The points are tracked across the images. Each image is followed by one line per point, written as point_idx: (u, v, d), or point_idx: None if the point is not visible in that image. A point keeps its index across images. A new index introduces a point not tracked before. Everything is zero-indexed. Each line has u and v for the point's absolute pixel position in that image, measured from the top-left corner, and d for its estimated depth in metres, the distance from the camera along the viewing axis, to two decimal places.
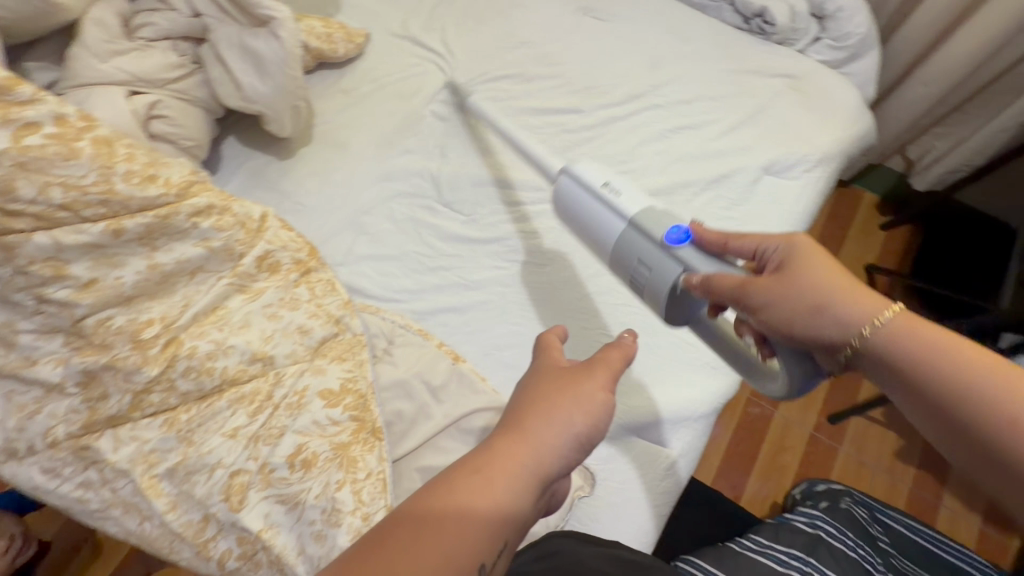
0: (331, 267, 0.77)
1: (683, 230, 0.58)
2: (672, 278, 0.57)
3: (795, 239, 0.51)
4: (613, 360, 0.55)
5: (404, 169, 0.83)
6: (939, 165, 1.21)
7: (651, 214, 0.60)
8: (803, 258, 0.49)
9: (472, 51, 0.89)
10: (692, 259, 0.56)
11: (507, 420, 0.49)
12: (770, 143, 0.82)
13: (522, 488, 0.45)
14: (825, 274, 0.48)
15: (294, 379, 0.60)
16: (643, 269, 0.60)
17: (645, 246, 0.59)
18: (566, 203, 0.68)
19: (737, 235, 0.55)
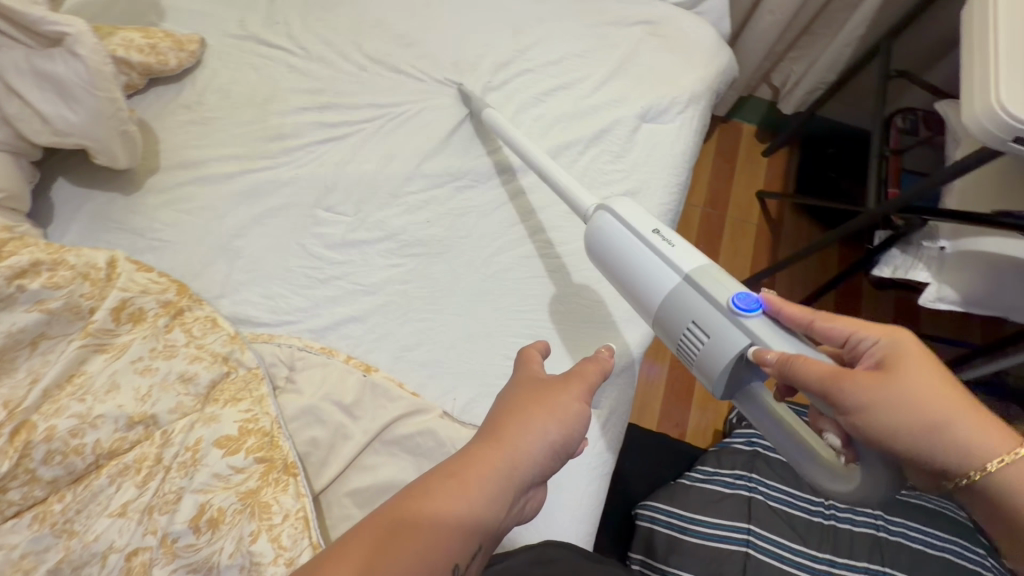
0: (211, 304, 0.73)
1: (752, 300, 0.53)
2: (735, 349, 0.52)
3: (897, 335, 0.48)
4: (589, 374, 0.56)
5: (270, 182, 0.81)
6: (799, 88, 1.24)
7: (713, 273, 0.57)
8: (918, 362, 0.46)
9: (323, 43, 0.92)
10: (767, 333, 0.51)
11: (488, 427, 0.49)
12: (640, 93, 0.89)
13: (500, 489, 0.44)
14: (942, 386, 0.45)
15: (184, 435, 0.60)
16: (699, 332, 0.55)
17: (704, 308, 0.55)
18: (606, 243, 0.65)
19: (825, 316, 0.51)
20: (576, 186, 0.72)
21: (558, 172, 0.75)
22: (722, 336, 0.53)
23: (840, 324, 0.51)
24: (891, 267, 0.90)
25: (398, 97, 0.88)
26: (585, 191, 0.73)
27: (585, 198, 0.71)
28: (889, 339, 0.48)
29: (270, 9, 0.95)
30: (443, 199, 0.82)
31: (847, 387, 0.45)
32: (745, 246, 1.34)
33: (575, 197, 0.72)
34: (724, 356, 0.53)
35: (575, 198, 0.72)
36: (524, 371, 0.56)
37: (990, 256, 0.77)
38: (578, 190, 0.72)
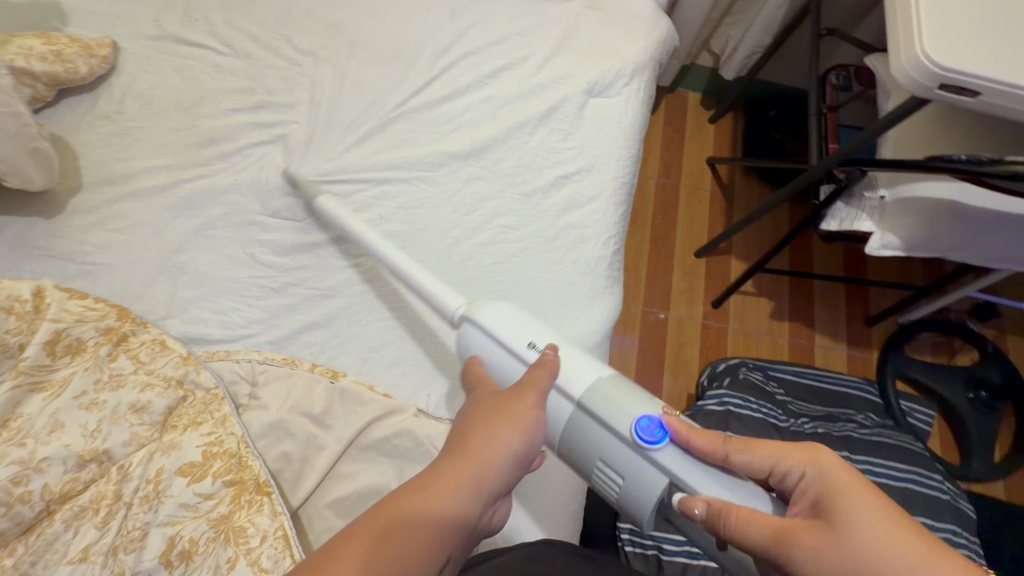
0: (159, 326, 0.68)
1: (658, 427, 0.49)
2: (657, 489, 0.48)
3: (822, 461, 0.42)
4: (541, 380, 0.52)
5: (208, 191, 0.76)
6: (738, 53, 1.25)
7: (601, 393, 0.53)
8: (859, 502, 0.39)
9: (249, 38, 0.87)
10: (684, 470, 0.47)
11: (453, 440, 0.47)
12: (585, 67, 0.88)
13: (469, 501, 0.43)
14: (892, 529, 0.38)
15: (143, 467, 0.56)
16: (611, 471, 0.51)
17: (609, 442, 0.51)
18: (477, 359, 0.61)
19: (740, 446, 0.45)
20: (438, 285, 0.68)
21: (417, 270, 0.69)
22: (640, 476, 0.49)
23: (760, 454, 0.44)
24: (837, 220, 0.92)
25: (337, 90, 0.84)
26: (451, 289, 0.68)
27: (449, 300, 0.66)
28: (816, 473, 0.42)
29: (186, 6, 0.89)
30: (396, 193, 0.79)
31: (793, 556, 0.38)
32: (701, 214, 1.37)
33: (438, 299, 0.67)
34: (647, 496, 0.49)
35: (438, 299, 0.67)
36: (482, 386, 0.53)
37: (926, 203, 0.83)
38: (440, 290, 0.68)
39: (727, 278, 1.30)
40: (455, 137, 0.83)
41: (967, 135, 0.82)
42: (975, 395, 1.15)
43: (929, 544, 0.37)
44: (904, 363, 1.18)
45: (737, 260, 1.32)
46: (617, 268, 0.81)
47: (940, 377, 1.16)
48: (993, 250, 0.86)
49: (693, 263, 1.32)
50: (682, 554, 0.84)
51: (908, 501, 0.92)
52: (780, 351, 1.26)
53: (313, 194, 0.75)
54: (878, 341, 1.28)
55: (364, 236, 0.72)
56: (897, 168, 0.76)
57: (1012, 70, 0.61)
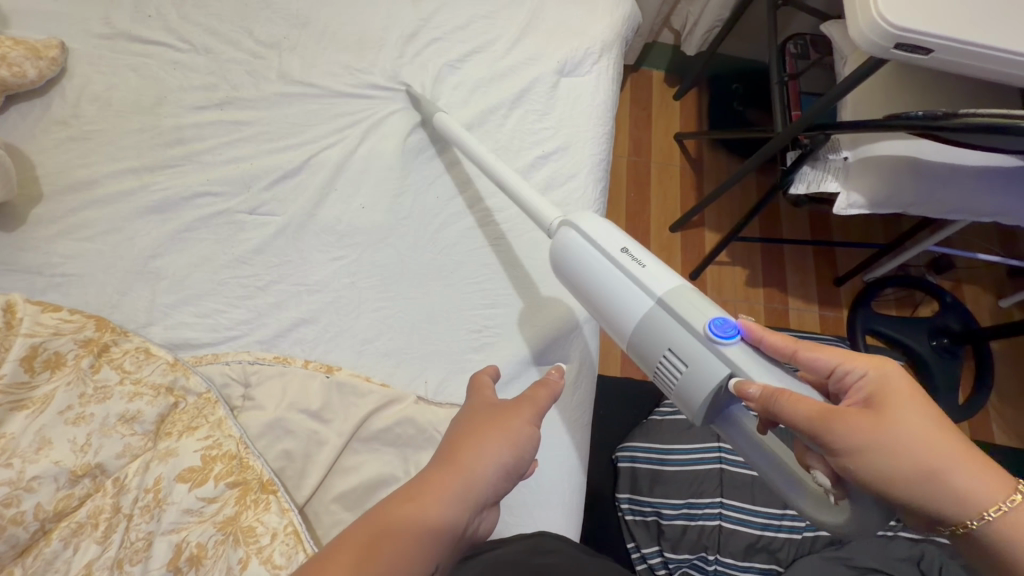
0: (140, 334, 0.66)
1: (730, 325, 0.50)
2: (715, 376, 0.48)
3: (888, 367, 0.44)
4: (542, 398, 0.57)
5: (178, 192, 0.74)
6: (698, 28, 1.26)
7: (680, 296, 0.52)
8: (905, 398, 0.42)
9: (208, 32, 0.84)
10: (748, 361, 0.47)
11: (445, 451, 0.50)
12: (555, 46, 0.89)
13: (458, 508, 0.45)
14: (937, 429, 0.42)
15: (140, 477, 0.55)
16: (675, 361, 0.51)
17: (680, 334, 0.51)
18: (570, 260, 0.60)
19: (809, 346, 0.48)
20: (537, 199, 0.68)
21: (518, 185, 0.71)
22: (702, 366, 0.49)
23: (824, 355, 0.47)
24: (805, 183, 0.94)
25: (305, 81, 0.82)
26: (546, 203, 0.68)
27: (548, 213, 0.66)
28: (880, 376, 0.44)
29: (136, 1, 0.85)
30: (376, 182, 0.78)
31: (839, 432, 0.41)
32: (672, 188, 1.39)
33: (536, 211, 0.67)
34: (704, 385, 0.49)
35: (536, 210, 0.67)
36: (477, 397, 0.57)
37: (883, 159, 0.89)
38: (539, 202, 0.68)
39: (702, 251, 1.34)
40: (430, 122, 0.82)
41: (918, 94, 0.87)
42: (938, 342, 1.21)
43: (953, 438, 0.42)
44: (873, 317, 1.23)
45: (711, 231, 1.35)
46: None
47: (905, 327, 1.23)
48: (948, 203, 0.90)
49: (668, 237, 1.35)
50: (680, 517, 0.86)
51: None
52: (757, 316, 1.31)
53: (431, 111, 0.79)
54: (846, 300, 1.33)
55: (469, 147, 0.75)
56: (860, 128, 0.79)
57: (959, 26, 0.65)
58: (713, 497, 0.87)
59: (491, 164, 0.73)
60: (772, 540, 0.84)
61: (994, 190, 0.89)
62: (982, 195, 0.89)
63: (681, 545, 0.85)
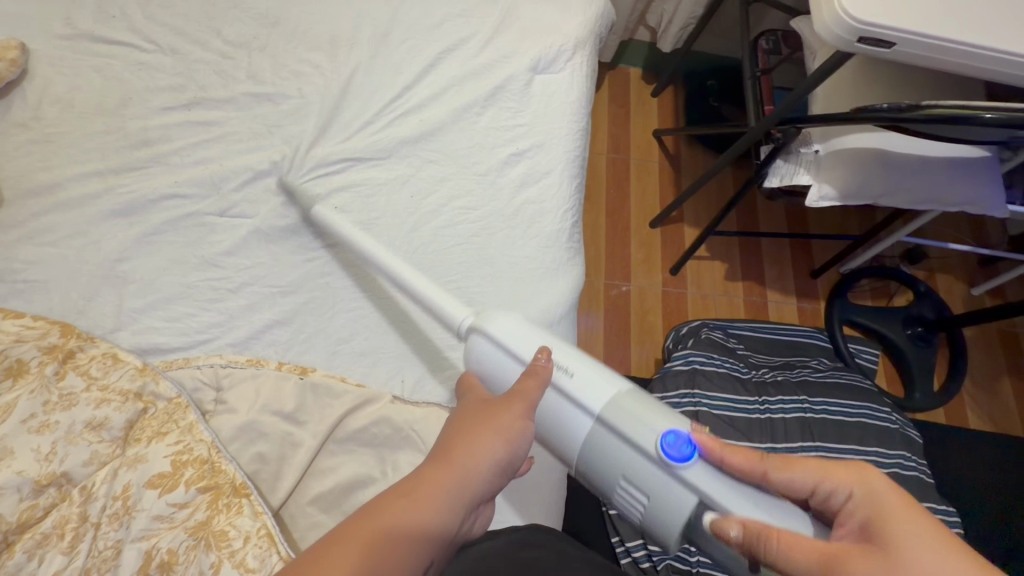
0: (108, 339, 0.65)
1: (684, 443, 0.46)
2: (684, 509, 0.45)
3: (871, 484, 0.40)
4: (531, 391, 0.51)
5: (144, 195, 0.72)
6: (673, 25, 1.27)
7: (620, 408, 0.49)
8: (904, 523, 0.38)
9: (175, 33, 0.83)
10: (716, 489, 0.44)
11: (437, 447, 0.49)
12: (529, 44, 0.89)
13: (448, 507, 0.45)
14: (949, 558, 0.36)
15: (108, 485, 0.54)
16: (634, 488, 0.48)
17: (633, 457, 0.47)
18: (488, 373, 0.58)
19: (779, 463, 0.43)
20: (442, 297, 0.65)
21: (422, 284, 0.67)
22: (666, 495, 0.46)
23: (802, 471, 0.43)
24: (778, 177, 0.96)
25: (276, 82, 0.81)
26: (454, 299, 0.65)
27: (454, 312, 0.63)
28: (867, 493, 0.40)
29: (99, 2, 0.84)
30: (349, 182, 0.77)
31: None
32: (651, 185, 1.40)
33: (443, 310, 0.64)
34: (672, 517, 0.46)
35: (444, 311, 0.64)
36: (470, 395, 0.55)
37: (855, 151, 0.91)
38: (443, 300, 0.65)
39: (682, 247, 1.35)
40: (403, 121, 0.82)
41: (886, 86, 0.88)
42: (913, 331, 1.24)
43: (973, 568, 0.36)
44: (851, 308, 1.25)
45: (690, 227, 1.37)
46: (576, 240, 0.82)
47: (880, 317, 1.25)
48: (919, 193, 0.92)
49: (648, 233, 1.36)
50: None
51: (865, 433, 0.99)
52: (736, 309, 1.32)
53: (310, 204, 0.73)
54: (823, 292, 1.35)
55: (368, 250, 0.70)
56: (829, 120, 0.81)
57: (920, 20, 0.66)
58: None
59: (389, 260, 0.68)
60: None
61: (961, 180, 0.91)
62: (949, 184, 0.91)
63: None
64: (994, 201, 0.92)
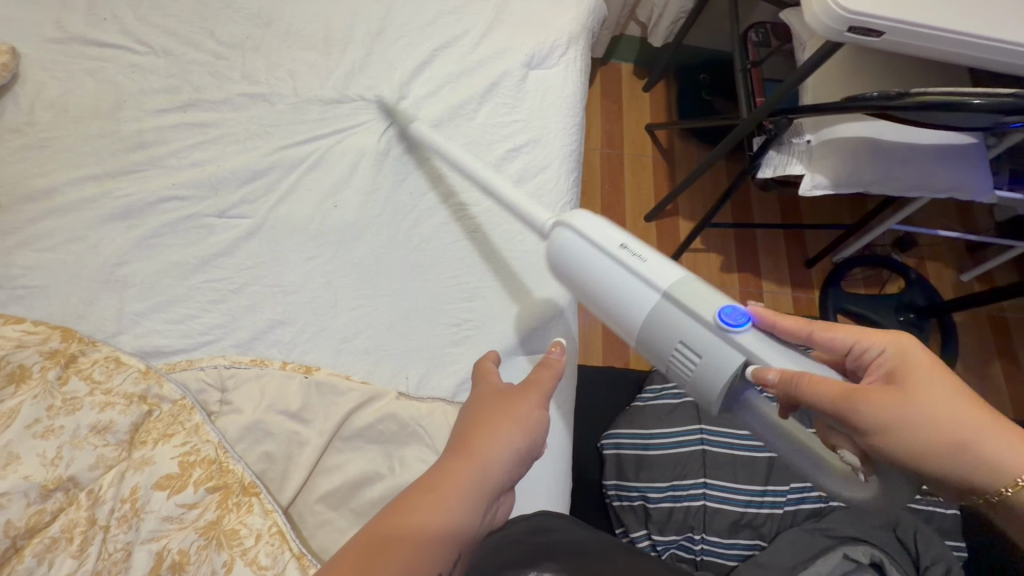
0: (109, 343, 0.64)
1: (740, 313, 0.49)
2: (731, 364, 0.47)
3: (902, 342, 0.47)
4: (545, 379, 0.57)
5: (141, 197, 0.72)
6: (664, 19, 1.27)
7: (682, 285, 0.52)
8: (926, 371, 0.45)
9: (168, 34, 0.82)
10: (761, 349, 0.47)
11: (455, 441, 0.50)
12: (523, 41, 0.89)
13: (476, 497, 0.46)
14: (957, 398, 0.44)
15: (116, 488, 0.54)
16: (687, 354, 0.50)
17: (689, 324, 0.50)
18: (564, 259, 0.60)
19: (824, 326, 0.50)
20: (531, 206, 0.68)
21: (510, 190, 0.71)
22: (716, 356, 0.48)
23: (842, 333, 0.49)
24: (771, 167, 0.97)
25: (271, 82, 0.81)
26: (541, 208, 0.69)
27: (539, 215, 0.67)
28: (898, 351, 0.47)
29: (89, 4, 0.83)
30: (347, 180, 0.77)
31: (861, 408, 0.43)
32: (646, 179, 1.41)
33: (529, 216, 0.68)
34: (717, 379, 0.48)
35: (529, 215, 0.68)
36: (485, 384, 0.56)
37: (844, 141, 0.92)
38: (531, 208, 0.69)
39: (678, 239, 1.36)
40: (400, 118, 0.82)
41: (874, 76, 0.90)
42: (905, 317, 1.26)
43: (971, 406, 0.44)
44: (844, 296, 1.27)
45: (685, 220, 1.38)
46: None
47: (874, 305, 1.27)
48: (907, 181, 0.93)
49: (643, 227, 1.37)
50: (666, 499, 0.88)
51: None
52: (732, 300, 1.33)
53: (406, 122, 0.80)
54: (817, 280, 1.37)
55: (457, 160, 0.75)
56: (817, 110, 0.82)
57: (909, 9, 0.67)
58: (697, 479, 0.89)
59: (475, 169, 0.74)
60: (755, 516, 0.86)
61: (948, 167, 0.93)
62: (937, 171, 0.93)
63: (668, 527, 0.86)
64: (980, 187, 0.94)
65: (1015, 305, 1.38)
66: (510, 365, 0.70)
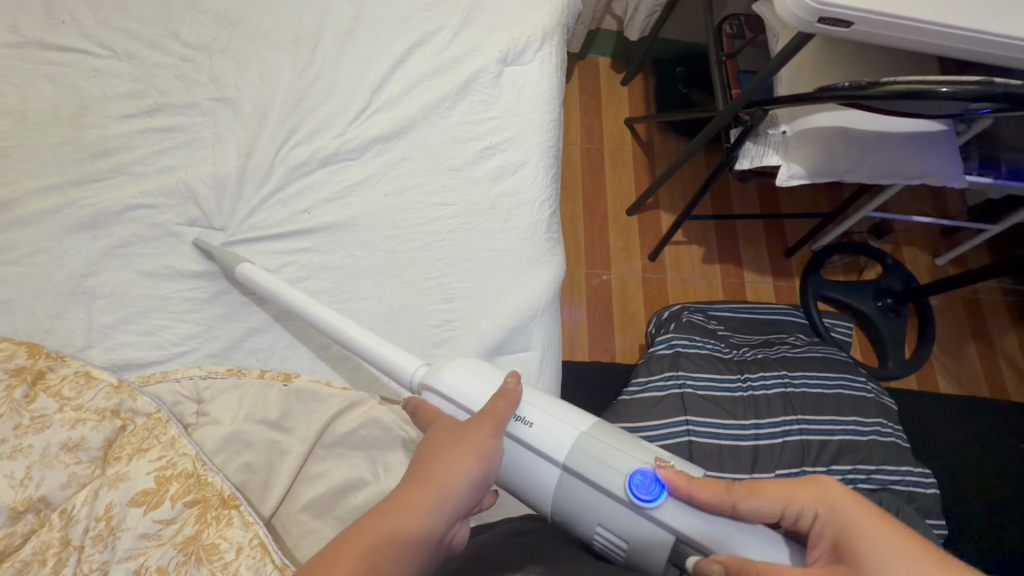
0: (79, 358, 0.63)
1: (652, 483, 0.48)
2: (663, 547, 0.47)
3: (829, 499, 0.44)
4: (500, 410, 0.52)
5: (108, 206, 0.70)
6: (639, 13, 1.27)
7: (584, 451, 0.50)
8: (863, 534, 0.41)
9: (131, 37, 0.80)
10: (691, 528, 0.46)
11: (411, 469, 0.48)
12: (497, 37, 0.88)
13: (428, 527, 0.44)
14: (910, 559, 0.39)
15: (90, 506, 0.52)
16: (612, 533, 0.49)
17: (605, 502, 0.49)
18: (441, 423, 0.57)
19: (744, 492, 0.45)
20: (393, 352, 0.62)
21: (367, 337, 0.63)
22: (643, 538, 0.48)
23: (769, 499, 0.45)
24: (748, 159, 0.99)
25: (240, 85, 0.80)
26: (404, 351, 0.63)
27: (406, 365, 0.61)
28: (829, 509, 0.43)
29: (46, 6, 0.80)
30: (322, 184, 0.76)
31: None
32: (626, 173, 1.42)
33: (392, 365, 0.61)
34: (653, 558, 0.48)
35: (390, 364, 0.61)
36: (438, 423, 0.53)
37: (819, 130, 0.93)
38: (392, 353, 0.62)
39: (659, 233, 1.37)
40: (374, 118, 0.81)
41: (846, 65, 0.91)
42: (883, 302, 1.29)
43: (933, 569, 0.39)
44: (823, 284, 1.29)
45: (666, 214, 1.39)
46: (555, 231, 0.83)
47: (852, 292, 1.29)
48: (881, 168, 0.95)
49: (626, 221, 1.38)
50: None
51: (842, 404, 1.03)
52: (715, 291, 1.35)
53: (234, 264, 0.67)
54: (797, 269, 1.39)
55: (298, 306, 0.65)
56: (794, 101, 0.82)
57: None
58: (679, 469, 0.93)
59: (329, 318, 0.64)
60: None
61: (921, 153, 0.95)
62: (910, 157, 0.94)
63: None
64: (951, 172, 0.96)
65: (987, 288, 1.42)
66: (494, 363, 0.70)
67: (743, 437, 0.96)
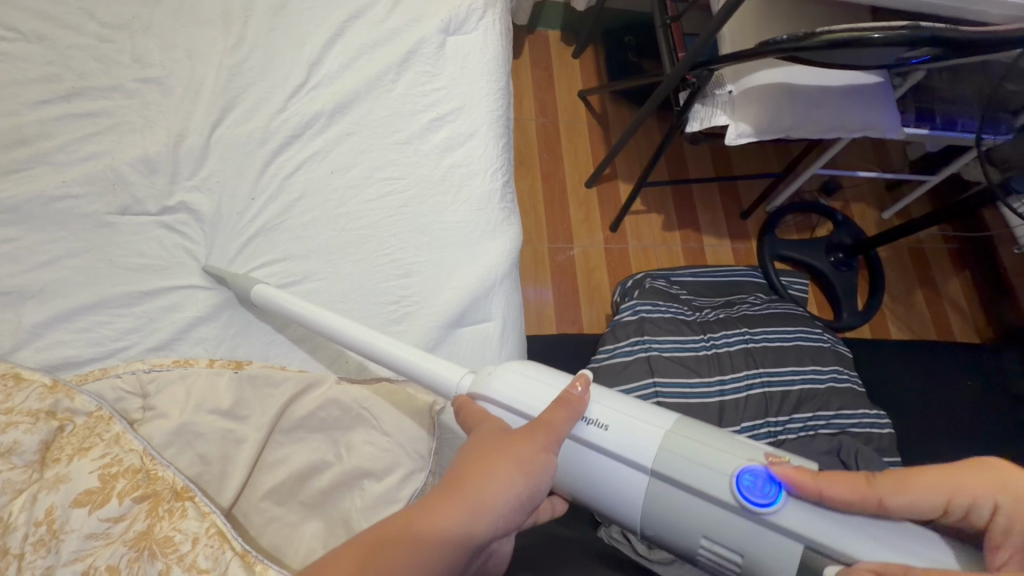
0: (8, 360, 0.59)
1: (766, 485, 0.44)
2: (794, 557, 0.43)
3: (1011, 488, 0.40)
4: (559, 421, 0.47)
5: (22, 198, 0.65)
6: None
7: (673, 449, 0.46)
8: None
9: (42, 18, 0.74)
10: (823, 533, 0.42)
11: (450, 472, 0.44)
12: (436, 6, 0.86)
13: (457, 545, 0.39)
14: None
15: (29, 512, 0.49)
16: (723, 548, 0.45)
17: (701, 503, 0.45)
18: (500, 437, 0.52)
19: (891, 487, 0.41)
20: (430, 363, 0.57)
21: (403, 350, 0.59)
22: (767, 546, 0.43)
23: (928, 494, 0.41)
24: (697, 121, 0.99)
25: (166, 64, 0.75)
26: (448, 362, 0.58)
27: (448, 376, 0.56)
28: (1015, 495, 0.40)
29: None
30: (262, 165, 0.73)
31: None
32: (582, 145, 1.42)
33: (435, 378, 0.57)
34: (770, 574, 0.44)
35: (433, 375, 0.57)
36: (487, 423, 0.48)
37: (762, 88, 0.95)
38: (433, 365, 0.57)
39: (619, 203, 1.38)
40: (314, 94, 0.78)
41: (785, 22, 0.92)
42: (835, 257, 1.33)
43: None
44: (778, 243, 1.33)
45: (624, 183, 1.40)
46: (509, 200, 0.82)
47: (804, 247, 1.34)
48: (825, 122, 0.97)
49: (585, 193, 1.38)
50: None
51: (800, 356, 1.06)
52: (676, 257, 1.37)
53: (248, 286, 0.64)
54: (753, 231, 1.42)
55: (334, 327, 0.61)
56: (739, 59, 0.82)
57: None
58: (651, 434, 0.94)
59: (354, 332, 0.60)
60: None
61: (859, 106, 0.97)
62: (850, 109, 0.97)
63: None
64: (889, 124, 0.99)
65: (930, 236, 1.48)
66: (452, 340, 0.70)
67: (708, 394, 0.99)
